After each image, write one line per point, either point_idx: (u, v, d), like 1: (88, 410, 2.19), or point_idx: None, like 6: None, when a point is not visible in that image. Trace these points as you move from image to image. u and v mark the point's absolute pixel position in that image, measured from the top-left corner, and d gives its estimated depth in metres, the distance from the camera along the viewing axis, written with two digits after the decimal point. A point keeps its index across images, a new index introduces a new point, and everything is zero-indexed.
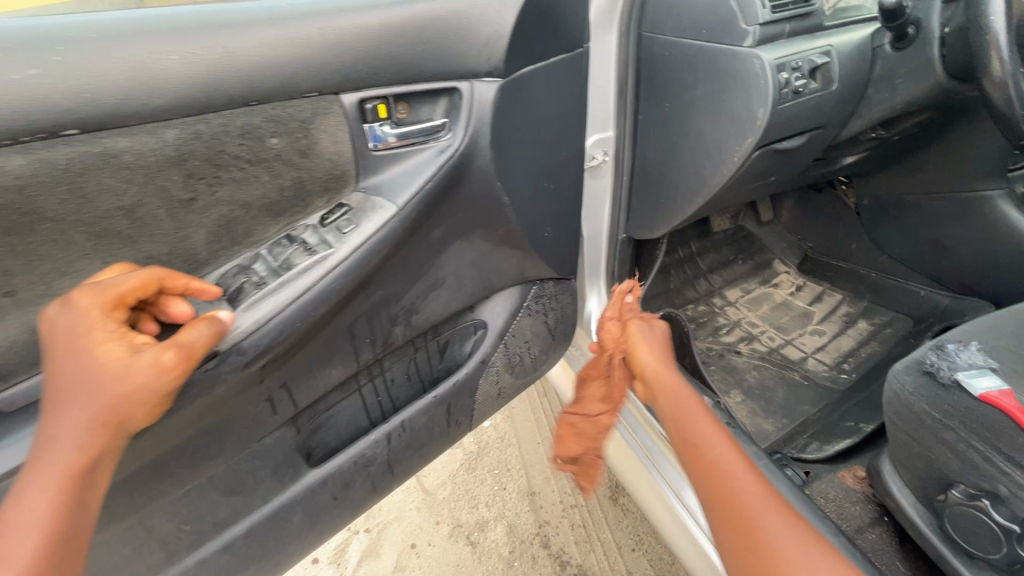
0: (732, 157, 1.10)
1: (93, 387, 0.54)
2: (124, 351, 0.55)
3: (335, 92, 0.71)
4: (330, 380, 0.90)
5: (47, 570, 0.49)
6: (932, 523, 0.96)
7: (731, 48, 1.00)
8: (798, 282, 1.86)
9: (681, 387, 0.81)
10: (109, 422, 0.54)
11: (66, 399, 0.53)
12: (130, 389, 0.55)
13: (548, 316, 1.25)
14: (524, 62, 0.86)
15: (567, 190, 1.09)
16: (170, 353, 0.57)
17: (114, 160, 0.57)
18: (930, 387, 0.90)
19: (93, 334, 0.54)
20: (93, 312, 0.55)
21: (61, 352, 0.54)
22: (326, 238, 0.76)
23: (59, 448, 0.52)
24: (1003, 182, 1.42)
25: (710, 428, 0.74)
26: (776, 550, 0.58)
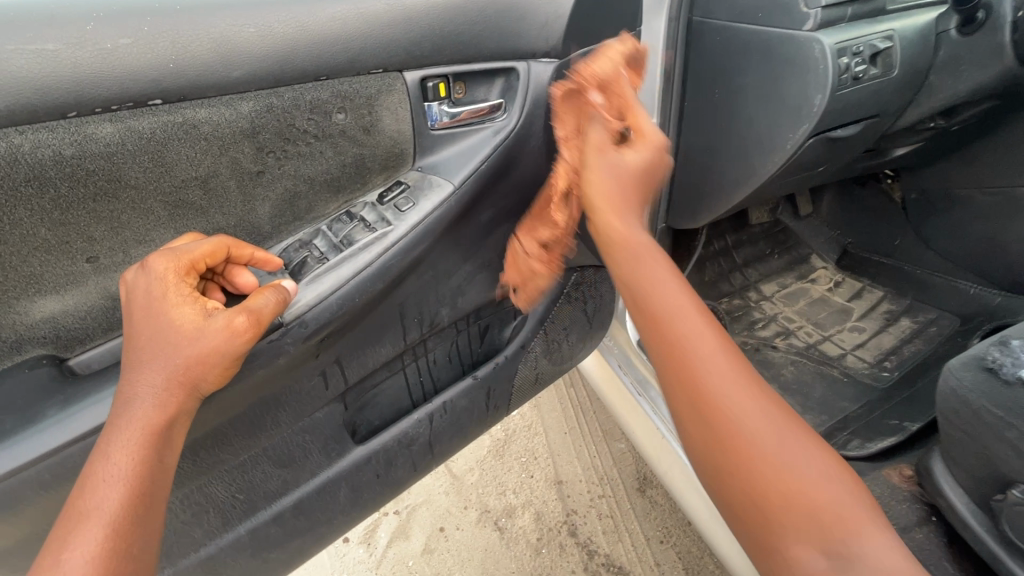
0: (783, 146, 1.06)
1: (171, 348, 0.56)
2: (198, 315, 0.58)
3: (399, 69, 0.72)
4: (378, 358, 0.92)
5: (133, 520, 0.51)
6: (988, 526, 0.93)
7: (788, 32, 0.96)
8: (836, 278, 1.82)
9: (642, 247, 0.70)
10: (186, 381, 0.56)
11: (144, 359, 0.55)
12: (206, 350, 0.57)
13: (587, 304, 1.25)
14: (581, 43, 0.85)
15: None
16: (241, 319, 0.59)
17: (194, 130, 0.59)
18: (993, 385, 0.87)
19: (169, 297, 0.57)
20: (169, 275, 0.57)
21: (138, 315, 0.56)
22: (385, 216, 0.76)
23: (141, 405, 0.54)
24: None
25: (675, 297, 0.64)
26: (752, 441, 0.55)
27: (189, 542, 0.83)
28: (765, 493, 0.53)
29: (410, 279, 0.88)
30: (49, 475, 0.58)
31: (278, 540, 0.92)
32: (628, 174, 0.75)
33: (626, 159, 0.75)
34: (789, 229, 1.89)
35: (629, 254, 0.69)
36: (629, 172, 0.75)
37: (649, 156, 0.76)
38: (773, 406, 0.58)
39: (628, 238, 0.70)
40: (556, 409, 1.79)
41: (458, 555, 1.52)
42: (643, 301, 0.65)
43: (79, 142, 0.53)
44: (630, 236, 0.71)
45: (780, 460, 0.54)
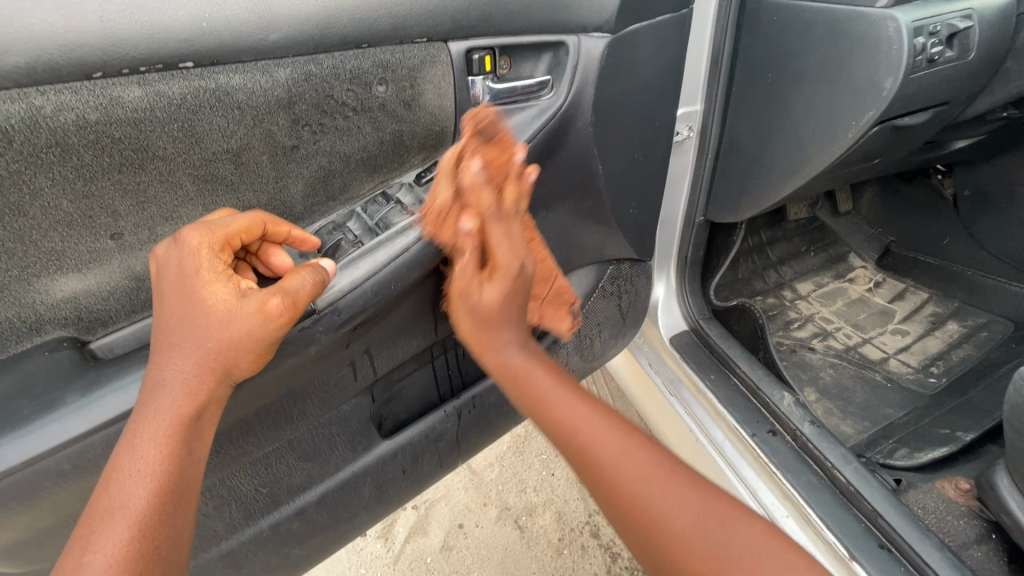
0: (845, 134, 0.99)
1: (202, 331, 0.52)
2: (232, 294, 0.53)
3: (443, 39, 0.66)
4: (407, 349, 0.87)
5: (158, 516, 0.47)
6: None
7: (858, 10, 0.88)
8: (877, 278, 1.74)
9: (533, 372, 0.64)
10: (217, 369, 0.52)
11: (174, 344, 0.51)
12: (237, 335, 0.53)
13: (622, 299, 1.18)
14: (635, 16, 0.78)
15: (659, 162, 1.01)
16: (275, 301, 0.54)
17: (227, 98, 0.54)
18: None
19: (202, 274, 0.52)
20: (201, 251, 0.53)
21: (169, 294, 0.52)
22: (423, 198, 0.71)
23: (170, 393, 0.50)
24: None
25: (574, 405, 0.62)
26: (692, 543, 0.54)
27: (211, 536, 0.79)
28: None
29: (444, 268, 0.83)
30: (70, 465, 0.54)
31: (301, 536, 0.88)
32: (485, 317, 0.64)
33: (482, 299, 0.64)
34: (827, 227, 1.79)
35: (525, 373, 0.64)
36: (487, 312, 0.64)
37: (506, 290, 0.63)
38: (697, 488, 0.57)
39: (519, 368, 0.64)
40: None
41: (477, 553, 1.48)
42: (551, 425, 0.62)
43: (105, 107, 0.49)
44: (523, 366, 0.64)
45: (719, 551, 0.53)
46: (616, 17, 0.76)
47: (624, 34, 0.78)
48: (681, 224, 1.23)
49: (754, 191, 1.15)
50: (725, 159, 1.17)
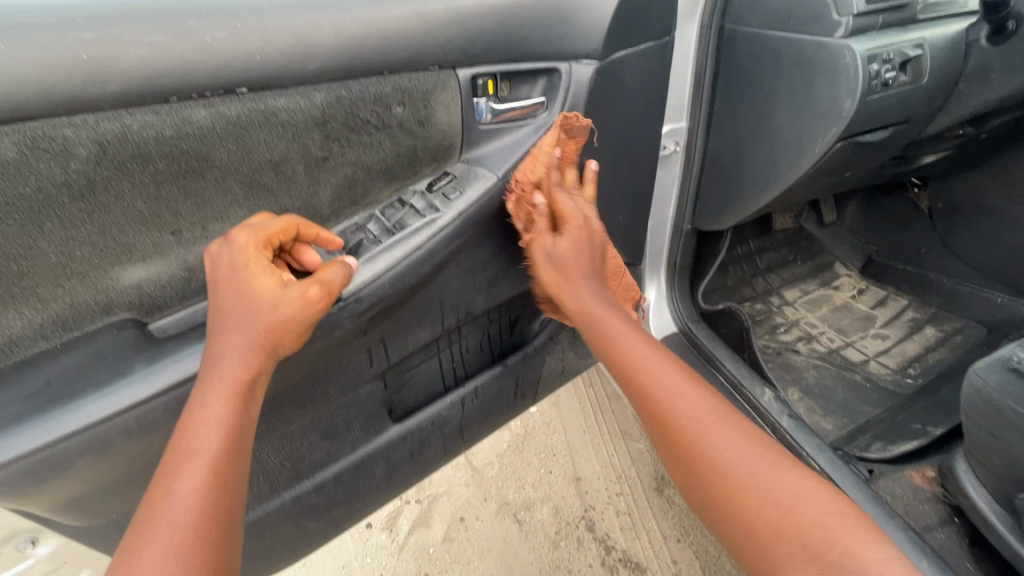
0: (812, 149, 1.09)
1: (254, 314, 0.62)
2: (276, 285, 0.63)
3: (452, 67, 0.77)
4: (417, 340, 0.96)
5: (226, 460, 0.56)
6: (1013, 526, 0.94)
7: (820, 40, 0.99)
8: (860, 285, 1.82)
9: (606, 317, 0.83)
10: (267, 346, 0.62)
11: (231, 324, 0.61)
12: (285, 317, 0.63)
13: None
14: (620, 46, 0.89)
15: (645, 174, 1.11)
16: (314, 291, 0.65)
17: (273, 117, 0.65)
18: (1017, 384, 0.88)
19: (250, 267, 0.62)
20: (249, 249, 0.63)
21: (225, 283, 0.62)
22: (433, 203, 0.82)
23: (231, 363, 0.60)
24: None
25: (642, 353, 0.77)
26: (734, 478, 0.66)
27: None
28: (753, 521, 0.63)
29: (452, 266, 0.93)
30: (136, 424, 0.64)
31: (318, 510, 0.97)
32: (561, 261, 0.87)
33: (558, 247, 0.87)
34: (814, 237, 1.89)
35: (603, 325, 0.82)
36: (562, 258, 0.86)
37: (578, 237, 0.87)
38: (749, 437, 0.69)
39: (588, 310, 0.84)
40: (576, 407, 1.83)
41: (478, 544, 1.56)
42: (625, 366, 0.77)
43: (177, 124, 0.59)
44: (599, 316, 0.83)
45: (758, 481, 0.65)
46: (603, 47, 0.87)
47: (610, 60, 0.89)
48: (669, 231, 1.33)
49: (733, 201, 1.26)
50: (709, 172, 1.27)
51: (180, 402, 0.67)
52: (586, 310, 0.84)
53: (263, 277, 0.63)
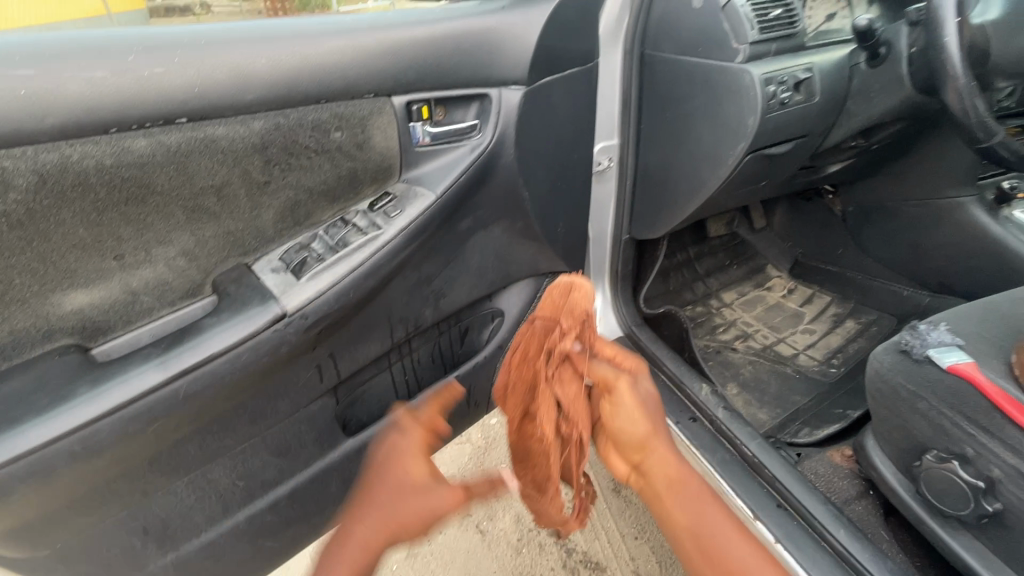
0: (725, 161, 1.21)
1: (400, 496, 0.68)
2: (425, 477, 0.71)
3: (388, 94, 0.83)
4: (367, 354, 0.99)
5: None
6: (912, 490, 1.04)
7: (723, 64, 1.11)
8: (790, 285, 1.96)
9: (688, 478, 0.72)
10: (400, 522, 0.67)
11: (375, 497, 0.69)
12: (422, 511, 0.68)
13: None
14: (544, 73, 0.97)
15: (579, 189, 1.20)
16: (454, 494, 0.70)
17: (213, 144, 0.69)
18: (905, 363, 0.98)
19: (407, 461, 0.72)
20: (414, 444, 0.74)
21: (385, 463, 0.72)
22: (375, 221, 0.87)
23: (371, 519, 0.67)
24: (973, 190, 1.53)
25: (729, 535, 0.68)
26: None
27: (190, 529, 0.85)
28: None
29: (399, 281, 0.98)
30: (80, 447, 0.65)
31: (273, 528, 0.96)
32: (646, 406, 0.76)
33: (642, 390, 0.78)
34: (746, 241, 2.04)
35: (690, 503, 0.70)
36: (646, 404, 0.77)
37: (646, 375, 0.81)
38: None
39: (685, 484, 0.71)
40: None
41: (441, 558, 1.56)
42: (708, 545, 0.67)
43: (117, 153, 0.62)
44: (688, 490, 0.71)
45: None
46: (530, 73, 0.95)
47: (538, 84, 0.97)
48: (609, 239, 1.40)
49: (663, 211, 1.36)
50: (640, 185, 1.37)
51: (126, 422, 0.69)
52: (675, 483, 0.71)
53: (410, 463, 0.72)
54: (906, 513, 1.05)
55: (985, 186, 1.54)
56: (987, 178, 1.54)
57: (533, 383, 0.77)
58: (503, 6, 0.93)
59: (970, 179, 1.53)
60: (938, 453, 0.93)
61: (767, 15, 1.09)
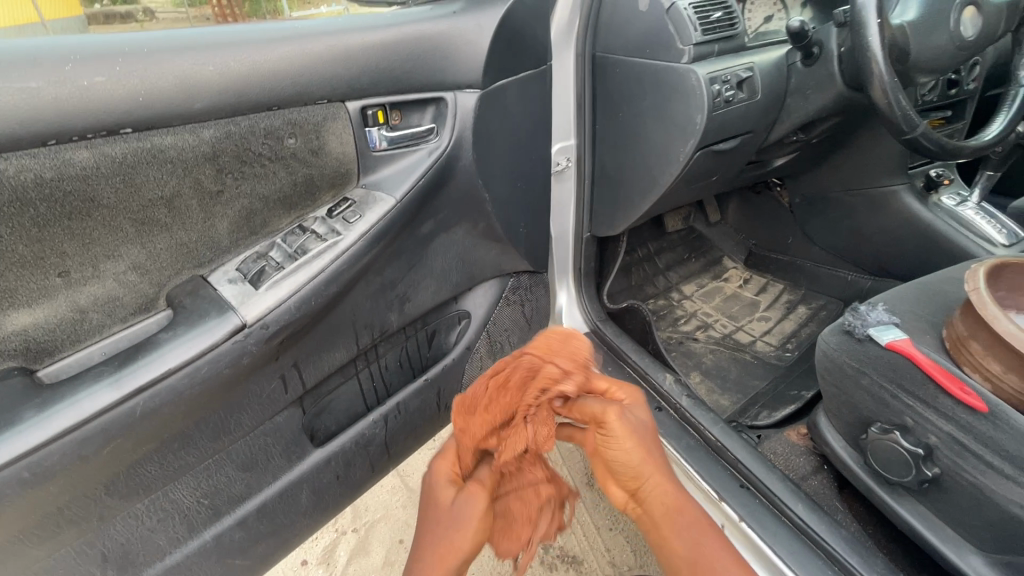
0: (676, 158, 1.25)
1: (445, 526, 0.71)
2: (451, 496, 0.73)
3: (341, 99, 0.83)
4: (333, 362, 0.98)
5: None
6: (860, 461, 1.10)
7: (670, 64, 1.15)
8: (745, 276, 2.06)
9: (684, 508, 0.76)
10: (452, 545, 0.70)
11: (432, 532, 0.72)
12: (458, 544, 0.70)
13: (524, 306, 1.37)
14: (499, 77, 0.99)
15: (539, 189, 1.22)
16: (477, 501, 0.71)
17: (161, 154, 0.68)
18: (849, 343, 1.03)
19: (440, 486, 0.74)
20: (441, 475, 0.75)
21: (426, 500, 0.75)
22: (335, 228, 0.86)
23: (430, 550, 0.71)
24: (904, 178, 1.63)
25: (700, 534, 0.74)
26: None
27: (154, 551, 0.82)
28: None
29: (361, 287, 0.97)
30: (29, 472, 0.63)
31: (242, 546, 0.93)
32: (641, 433, 0.76)
33: (636, 419, 0.77)
34: (703, 235, 2.12)
35: (673, 513, 0.74)
36: (642, 431, 0.77)
37: (637, 401, 0.80)
38: None
39: (680, 508, 0.75)
40: None
41: None
42: (679, 541, 0.74)
43: (58, 166, 0.60)
44: (673, 501, 0.75)
45: None
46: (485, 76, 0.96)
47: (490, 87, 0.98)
48: (573, 240, 1.38)
49: (620, 209, 1.40)
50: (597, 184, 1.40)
51: (79, 444, 0.66)
52: (666, 501, 0.75)
53: (443, 494, 0.74)
54: (856, 484, 1.12)
55: (915, 174, 1.64)
56: (916, 166, 1.64)
57: (514, 417, 0.72)
58: (456, 10, 0.93)
59: (902, 168, 1.63)
60: (881, 426, 0.98)
61: (710, 17, 1.15)
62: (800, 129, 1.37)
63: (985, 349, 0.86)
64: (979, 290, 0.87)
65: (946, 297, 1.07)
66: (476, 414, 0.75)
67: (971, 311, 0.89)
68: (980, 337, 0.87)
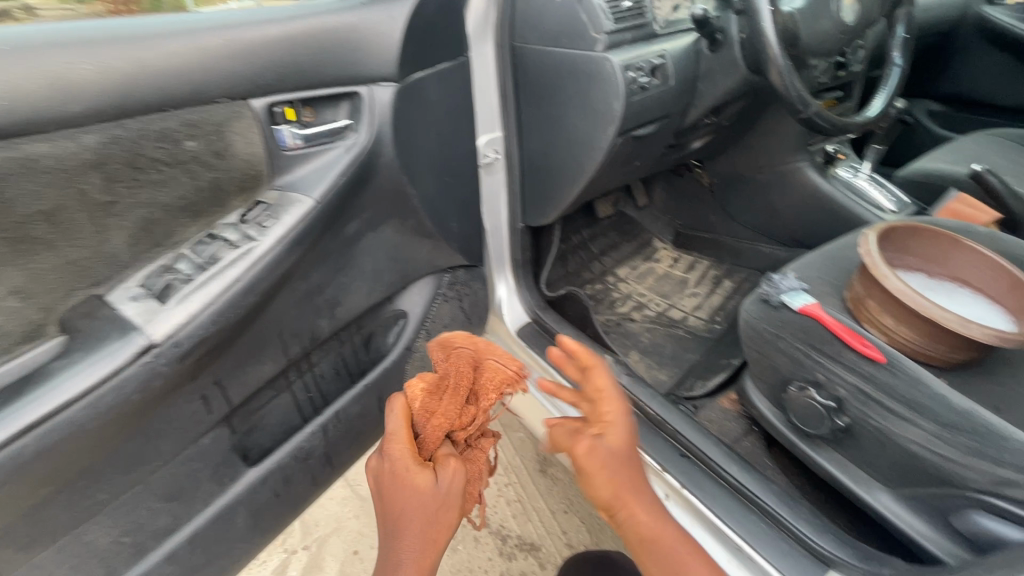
0: (599, 144, 1.27)
1: (424, 502, 0.76)
2: (428, 481, 0.77)
3: (244, 97, 0.78)
4: (261, 375, 0.92)
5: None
6: (783, 419, 1.19)
7: (586, 53, 1.18)
8: (675, 255, 2.12)
9: (663, 531, 0.75)
10: (433, 515, 0.76)
11: (409, 514, 0.76)
12: (445, 505, 0.77)
13: (462, 301, 1.33)
14: (415, 68, 0.97)
15: (467, 181, 1.21)
16: (453, 467, 0.79)
17: (34, 164, 0.61)
18: (768, 312, 1.09)
19: (409, 467, 0.78)
20: (403, 458, 0.78)
21: (388, 480, 0.79)
22: (248, 233, 0.83)
23: (412, 529, 0.75)
24: (806, 155, 1.78)
25: (672, 541, 0.75)
26: None
27: None
28: None
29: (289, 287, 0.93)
30: None
31: None
32: (615, 458, 0.75)
33: (607, 442, 0.75)
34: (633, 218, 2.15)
35: (649, 525, 0.74)
36: (615, 456, 0.75)
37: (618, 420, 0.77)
38: None
39: (658, 537, 0.75)
40: None
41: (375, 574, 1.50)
42: (650, 550, 0.75)
43: None
44: (649, 511, 0.75)
45: None
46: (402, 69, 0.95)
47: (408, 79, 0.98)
48: (507, 230, 1.35)
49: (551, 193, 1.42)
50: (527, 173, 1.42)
51: None
52: (641, 516, 0.74)
53: (420, 483, 0.76)
54: (781, 440, 1.20)
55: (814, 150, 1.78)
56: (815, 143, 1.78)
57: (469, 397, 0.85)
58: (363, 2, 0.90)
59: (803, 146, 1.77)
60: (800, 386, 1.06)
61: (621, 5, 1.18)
62: (711, 113, 1.45)
63: (879, 307, 0.93)
64: (874, 252, 0.93)
65: (846, 259, 1.17)
66: (434, 394, 0.83)
67: (867, 273, 0.96)
68: (874, 296, 0.94)
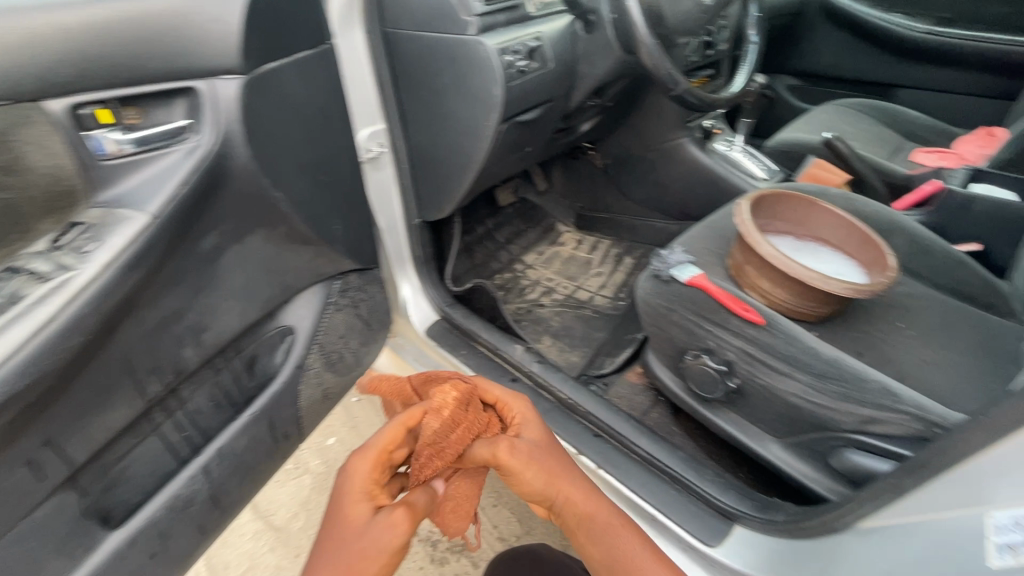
0: (487, 131, 1.11)
1: (359, 537, 0.43)
2: (369, 513, 0.45)
3: (31, 97, 0.46)
4: (41, 486, 0.49)
5: None
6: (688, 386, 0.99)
7: (458, 38, 1.01)
8: (579, 238, 1.88)
9: (631, 548, 0.50)
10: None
11: (329, 550, 0.43)
12: (378, 558, 0.42)
13: (360, 309, 0.90)
14: (269, 46, 0.61)
15: (348, 178, 0.80)
16: (398, 510, 0.44)
17: None
18: (661, 286, 0.90)
19: (351, 504, 0.45)
20: (364, 479, 0.47)
21: (327, 529, 0.44)
22: (58, 261, 0.50)
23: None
24: (688, 129, 1.58)
25: (616, 525, 0.51)
26: None
27: None
28: None
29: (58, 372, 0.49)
30: None
31: None
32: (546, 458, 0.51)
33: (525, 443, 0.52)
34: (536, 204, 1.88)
35: (585, 502, 0.50)
36: (546, 455, 0.52)
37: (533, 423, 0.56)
38: None
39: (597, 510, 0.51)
40: None
41: None
42: (587, 528, 0.50)
43: None
44: (588, 497, 0.51)
45: None
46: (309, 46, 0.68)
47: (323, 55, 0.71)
48: (401, 229, 1.23)
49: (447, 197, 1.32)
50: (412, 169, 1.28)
51: None
52: (580, 506, 0.50)
53: (363, 509, 0.45)
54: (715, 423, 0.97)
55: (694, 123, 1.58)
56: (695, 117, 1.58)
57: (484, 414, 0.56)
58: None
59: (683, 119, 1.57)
60: (709, 363, 0.86)
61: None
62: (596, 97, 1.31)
63: (758, 273, 0.78)
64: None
65: None
66: (457, 392, 0.53)
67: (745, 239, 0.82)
68: (750, 262, 0.80)
